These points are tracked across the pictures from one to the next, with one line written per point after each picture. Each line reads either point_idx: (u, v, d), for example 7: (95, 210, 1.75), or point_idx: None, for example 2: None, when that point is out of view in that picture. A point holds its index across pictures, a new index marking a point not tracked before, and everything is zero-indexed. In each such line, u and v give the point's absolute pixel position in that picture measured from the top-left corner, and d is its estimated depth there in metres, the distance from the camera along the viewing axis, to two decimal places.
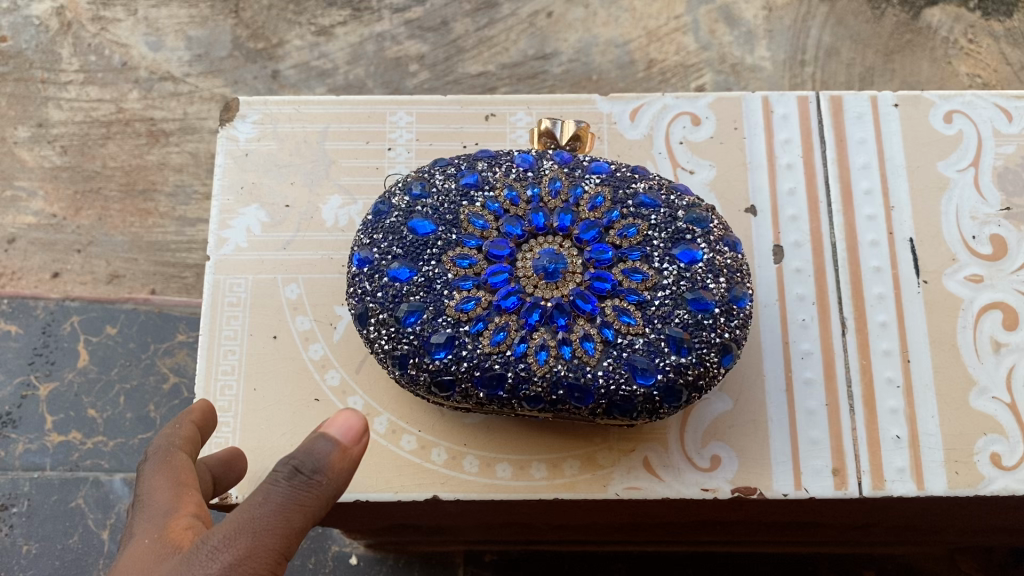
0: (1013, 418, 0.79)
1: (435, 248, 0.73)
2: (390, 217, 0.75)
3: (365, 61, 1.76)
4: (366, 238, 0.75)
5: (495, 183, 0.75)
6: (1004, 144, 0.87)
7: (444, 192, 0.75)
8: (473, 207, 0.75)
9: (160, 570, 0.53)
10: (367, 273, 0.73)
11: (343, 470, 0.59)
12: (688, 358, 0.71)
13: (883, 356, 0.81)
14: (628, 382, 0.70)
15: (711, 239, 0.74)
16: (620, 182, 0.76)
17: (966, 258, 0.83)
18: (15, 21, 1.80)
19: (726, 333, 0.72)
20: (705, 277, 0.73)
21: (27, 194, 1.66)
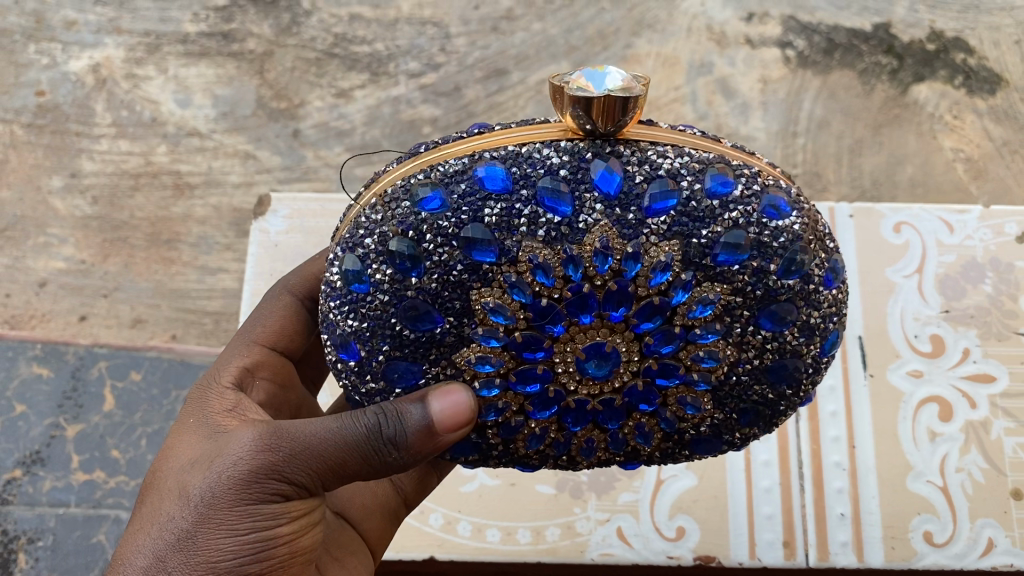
0: (944, 500, 0.91)
1: (444, 347, 0.64)
2: (376, 300, 0.62)
3: (382, 123, 1.84)
4: (343, 324, 0.63)
5: (518, 256, 0.60)
6: (945, 253, 1.03)
7: (447, 267, 0.61)
8: (493, 292, 0.61)
9: (215, 459, 0.63)
10: (354, 373, 0.65)
11: (425, 443, 0.61)
12: (754, 426, 0.70)
13: (832, 442, 0.95)
14: (688, 451, 0.72)
15: (807, 291, 0.63)
16: (694, 224, 0.60)
17: (909, 355, 0.98)
18: (53, 76, 1.88)
19: (806, 389, 0.68)
20: (794, 341, 0.64)
21: (59, 241, 1.74)
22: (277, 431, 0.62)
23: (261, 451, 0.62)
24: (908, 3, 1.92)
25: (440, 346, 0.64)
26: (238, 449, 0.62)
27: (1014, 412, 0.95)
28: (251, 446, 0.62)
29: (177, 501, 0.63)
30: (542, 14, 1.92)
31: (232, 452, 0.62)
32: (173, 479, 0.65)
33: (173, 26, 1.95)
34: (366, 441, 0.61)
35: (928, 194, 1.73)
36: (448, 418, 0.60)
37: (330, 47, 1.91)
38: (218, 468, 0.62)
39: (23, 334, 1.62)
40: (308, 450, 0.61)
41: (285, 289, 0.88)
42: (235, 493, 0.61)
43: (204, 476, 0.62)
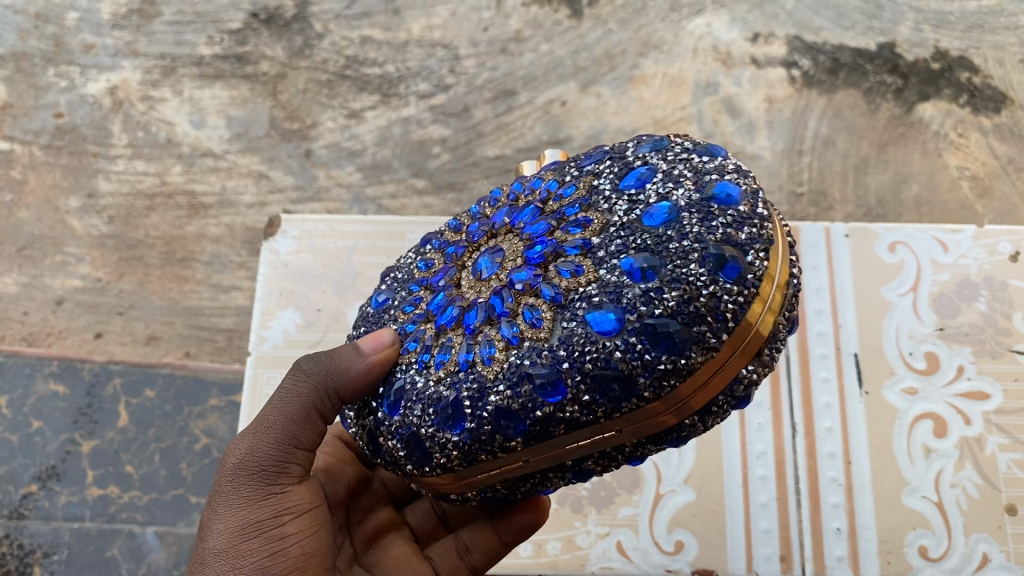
0: (939, 516, 0.95)
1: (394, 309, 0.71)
2: (364, 310, 0.75)
3: (392, 143, 1.88)
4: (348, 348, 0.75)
5: (446, 231, 0.74)
6: (940, 272, 1.07)
7: (404, 261, 0.75)
8: (423, 257, 0.72)
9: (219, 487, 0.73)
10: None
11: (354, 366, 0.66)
12: (657, 282, 0.54)
13: (828, 458, 1.00)
14: (590, 340, 0.55)
15: (670, 151, 0.61)
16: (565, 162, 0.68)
17: (903, 371, 1.02)
18: (71, 99, 1.92)
19: (709, 234, 0.54)
20: (658, 186, 0.59)
21: (75, 259, 1.78)
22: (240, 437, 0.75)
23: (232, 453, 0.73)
24: (912, 22, 1.92)
25: (388, 311, 0.71)
26: (227, 469, 0.73)
27: (1008, 429, 0.99)
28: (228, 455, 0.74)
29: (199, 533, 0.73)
30: (550, 36, 1.95)
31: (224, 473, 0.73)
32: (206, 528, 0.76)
33: (189, 50, 1.98)
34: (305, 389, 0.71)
35: (933, 214, 1.75)
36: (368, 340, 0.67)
37: (341, 68, 1.94)
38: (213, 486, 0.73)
39: (40, 351, 1.65)
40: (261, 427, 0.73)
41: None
42: (233, 501, 0.71)
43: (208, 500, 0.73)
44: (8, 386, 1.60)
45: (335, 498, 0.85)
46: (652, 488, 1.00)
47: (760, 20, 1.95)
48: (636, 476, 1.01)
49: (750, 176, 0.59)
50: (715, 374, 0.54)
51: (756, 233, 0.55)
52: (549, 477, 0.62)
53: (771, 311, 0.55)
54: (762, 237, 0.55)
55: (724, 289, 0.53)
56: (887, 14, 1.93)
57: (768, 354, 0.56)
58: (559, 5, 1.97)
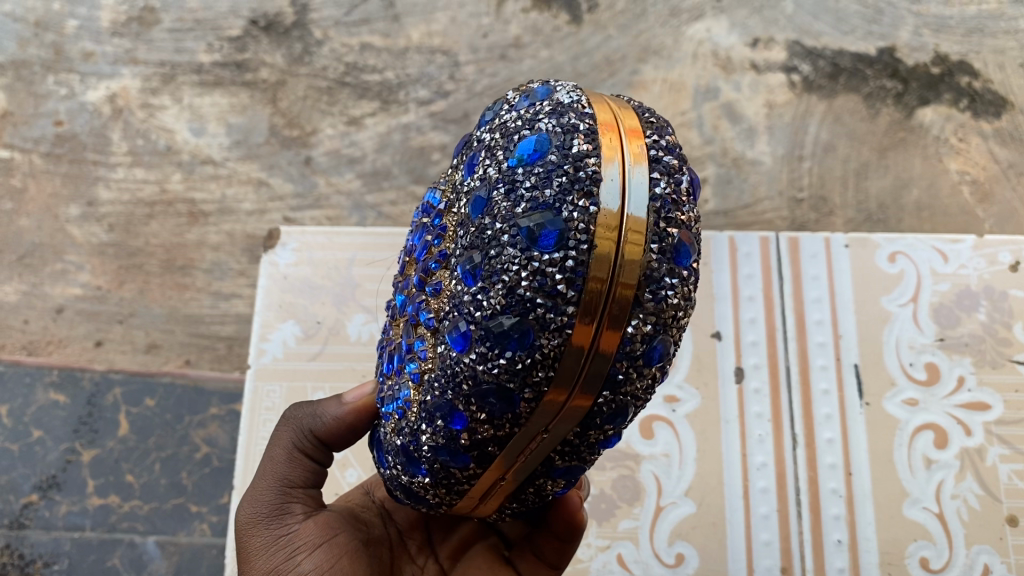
0: (939, 527, 1.00)
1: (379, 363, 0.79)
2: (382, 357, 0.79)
3: (392, 150, 1.88)
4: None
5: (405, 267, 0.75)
6: (940, 283, 1.12)
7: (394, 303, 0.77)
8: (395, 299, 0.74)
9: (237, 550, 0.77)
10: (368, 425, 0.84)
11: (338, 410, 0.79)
12: (482, 282, 0.51)
13: (829, 469, 1.05)
14: (453, 358, 0.53)
15: (492, 128, 0.57)
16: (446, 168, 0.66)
17: (904, 383, 1.07)
18: (71, 107, 1.92)
19: (517, 209, 0.50)
20: (482, 169, 0.55)
21: (75, 267, 1.78)
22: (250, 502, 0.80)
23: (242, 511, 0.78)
24: (912, 26, 1.92)
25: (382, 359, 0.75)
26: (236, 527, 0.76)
27: (1008, 439, 1.03)
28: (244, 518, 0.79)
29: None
30: (550, 42, 1.94)
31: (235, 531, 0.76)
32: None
33: (188, 57, 1.98)
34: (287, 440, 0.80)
35: (933, 219, 1.75)
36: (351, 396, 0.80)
37: (341, 75, 1.94)
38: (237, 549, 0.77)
39: (41, 360, 1.65)
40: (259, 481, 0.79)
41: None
42: (243, 551, 0.73)
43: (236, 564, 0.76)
44: (9, 396, 1.60)
45: (405, 522, 0.86)
46: (653, 501, 1.02)
47: (760, 24, 1.94)
48: (637, 488, 1.03)
49: (568, 110, 0.53)
50: (591, 337, 0.49)
51: (567, 181, 0.49)
52: (540, 483, 0.60)
53: (628, 243, 0.48)
54: (568, 186, 0.49)
55: (542, 261, 0.48)
56: (886, 18, 1.93)
57: (650, 297, 0.49)
58: (559, 10, 1.97)
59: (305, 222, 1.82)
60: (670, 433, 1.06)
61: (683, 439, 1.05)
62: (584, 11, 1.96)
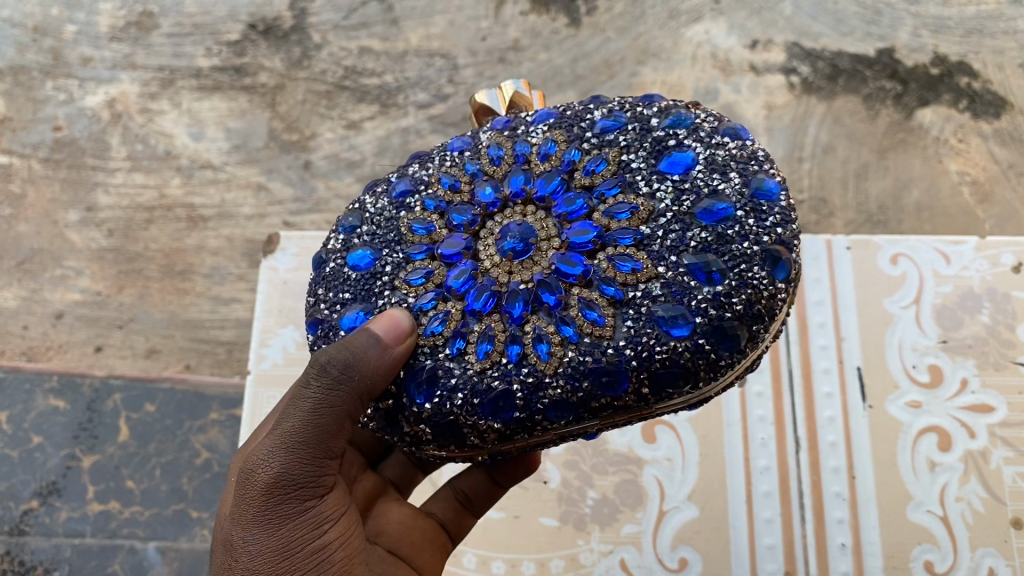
0: (943, 529, 1.00)
1: (384, 277, 0.69)
2: (329, 263, 0.72)
3: (392, 154, 1.87)
4: (310, 301, 0.73)
5: (428, 181, 0.72)
6: (942, 284, 1.12)
7: (379, 211, 0.72)
8: (413, 214, 0.71)
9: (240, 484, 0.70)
10: (323, 338, 0.71)
11: (377, 365, 0.64)
12: (722, 286, 0.61)
13: (832, 472, 1.05)
14: (661, 339, 0.61)
15: (700, 137, 0.66)
16: (571, 120, 0.71)
17: (907, 385, 1.07)
18: (70, 112, 1.92)
19: (761, 236, 0.62)
20: (707, 177, 0.64)
21: (75, 273, 1.77)
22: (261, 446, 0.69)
23: (268, 471, 0.68)
24: (912, 27, 1.91)
25: (380, 277, 0.70)
26: (250, 471, 0.69)
27: (1012, 442, 1.03)
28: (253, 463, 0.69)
29: (225, 551, 0.70)
30: (548, 44, 1.94)
31: (248, 473, 0.69)
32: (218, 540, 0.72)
33: (187, 61, 1.98)
34: (325, 392, 0.67)
35: (934, 219, 1.75)
36: (389, 332, 0.65)
37: (340, 79, 1.94)
38: (242, 499, 0.69)
39: (40, 366, 1.64)
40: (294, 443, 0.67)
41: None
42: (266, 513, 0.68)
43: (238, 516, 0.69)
44: (9, 402, 1.59)
45: None
46: (656, 505, 1.02)
47: (759, 27, 1.94)
48: (640, 492, 1.03)
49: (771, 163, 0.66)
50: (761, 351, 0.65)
51: (793, 231, 0.64)
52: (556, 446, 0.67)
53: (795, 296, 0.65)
54: (796, 239, 0.64)
55: (775, 289, 0.62)
56: (885, 19, 1.92)
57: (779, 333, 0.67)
58: (558, 13, 1.97)
59: (305, 226, 1.81)
60: (672, 437, 1.06)
61: (685, 442, 1.06)
62: (583, 13, 1.96)
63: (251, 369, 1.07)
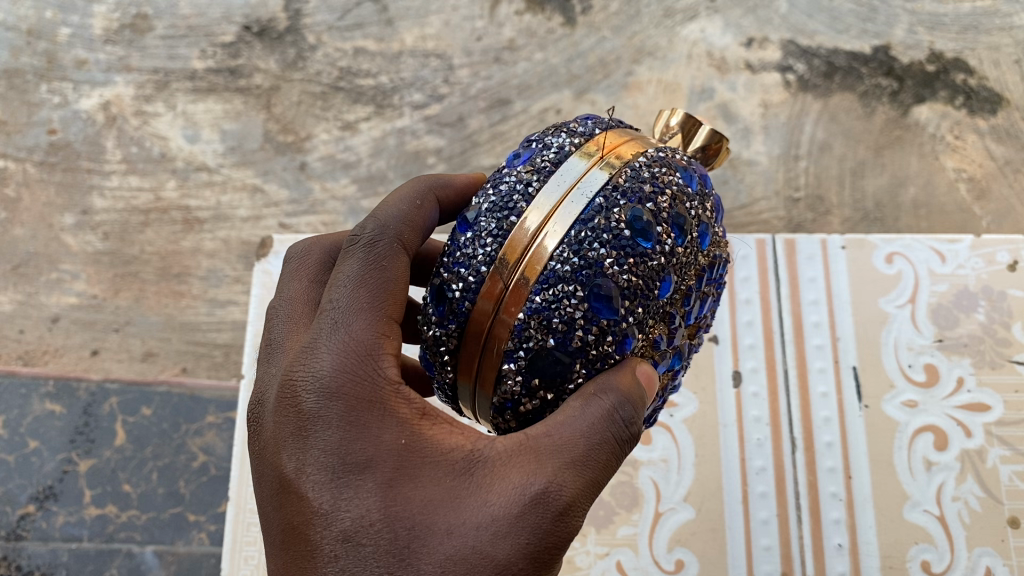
0: (939, 529, 1.00)
1: (654, 318, 0.59)
2: (653, 262, 0.56)
3: (387, 155, 1.87)
4: (620, 273, 0.55)
5: (711, 251, 0.63)
6: (937, 283, 1.12)
7: (692, 245, 0.60)
8: (694, 279, 0.62)
9: (514, 522, 0.53)
10: (596, 332, 0.55)
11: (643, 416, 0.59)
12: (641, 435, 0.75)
13: (829, 472, 1.04)
14: None
15: None
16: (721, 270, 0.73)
17: (904, 385, 1.07)
18: (65, 115, 1.91)
19: None
20: None
21: (71, 276, 1.77)
22: (571, 466, 0.55)
23: (576, 508, 0.55)
24: (907, 24, 1.90)
25: (653, 317, 0.58)
26: (541, 512, 0.53)
27: (1008, 440, 1.03)
28: (550, 481, 0.54)
29: (474, 570, 0.52)
30: (544, 44, 1.93)
31: (535, 514, 0.53)
32: (438, 538, 0.53)
33: (182, 64, 1.97)
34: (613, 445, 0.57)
35: (931, 216, 1.75)
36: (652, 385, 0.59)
37: (335, 80, 1.94)
38: (528, 521, 0.53)
39: (36, 370, 1.64)
40: (596, 484, 0.56)
41: (397, 240, 0.65)
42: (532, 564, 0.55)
43: (511, 537, 0.53)
44: (5, 406, 1.58)
45: None
46: (652, 506, 1.02)
47: (755, 24, 1.93)
48: (635, 495, 1.03)
49: None
50: None
51: None
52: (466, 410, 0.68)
53: None
54: None
55: None
56: (882, 16, 1.91)
57: None
58: (552, 13, 1.95)
59: (302, 228, 1.81)
60: (667, 438, 1.06)
61: (681, 443, 1.06)
62: (578, 13, 1.95)
63: (244, 374, 1.08)
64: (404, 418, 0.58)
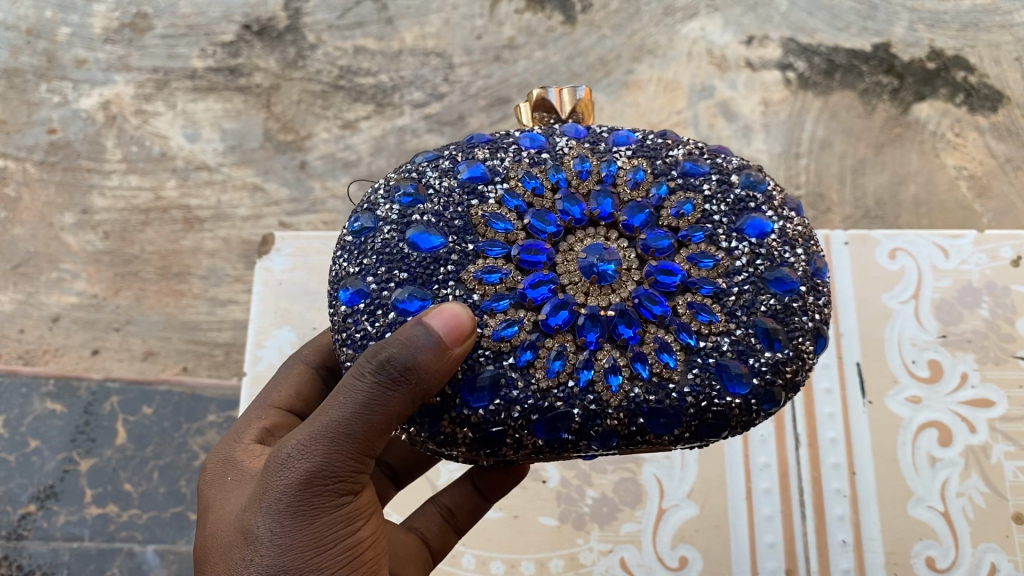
0: (944, 525, 1.00)
1: (449, 265, 0.63)
2: (381, 233, 0.64)
3: (387, 153, 1.86)
4: (350, 268, 0.64)
5: (508, 172, 0.66)
6: (941, 279, 1.12)
7: (444, 192, 0.65)
8: (489, 206, 0.65)
9: (258, 495, 0.61)
10: (365, 314, 0.62)
11: (440, 364, 0.58)
12: (783, 352, 0.62)
13: (833, 469, 1.04)
14: (719, 394, 0.61)
15: (774, 204, 0.66)
16: (652, 151, 0.68)
17: (907, 380, 1.07)
18: (64, 114, 1.91)
19: (817, 314, 0.64)
20: (781, 250, 0.65)
21: (71, 275, 1.76)
22: (301, 435, 0.61)
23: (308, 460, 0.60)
24: (907, 22, 1.91)
25: (445, 263, 0.63)
26: (275, 473, 0.61)
27: (1013, 436, 1.03)
28: (285, 445, 0.61)
29: (236, 541, 0.61)
30: (543, 42, 1.93)
31: (275, 474, 0.61)
32: (222, 529, 0.64)
33: (181, 63, 1.97)
34: (379, 394, 0.58)
35: (931, 214, 1.75)
36: (450, 330, 0.58)
37: (335, 79, 1.93)
38: (264, 486, 0.61)
39: (37, 370, 1.64)
40: (358, 439, 0.60)
41: (297, 360, 0.90)
42: (299, 512, 0.60)
43: (255, 505, 0.61)
44: (6, 406, 1.58)
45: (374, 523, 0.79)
46: (655, 503, 1.02)
47: (754, 22, 1.94)
48: (639, 490, 1.03)
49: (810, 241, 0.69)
50: None
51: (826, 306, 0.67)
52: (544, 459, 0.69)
53: None
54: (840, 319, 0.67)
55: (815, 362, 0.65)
56: (881, 14, 1.92)
57: None
58: (552, 12, 1.96)
59: (302, 226, 1.80)
60: None
61: None
62: (578, 11, 1.95)
63: (245, 372, 1.08)
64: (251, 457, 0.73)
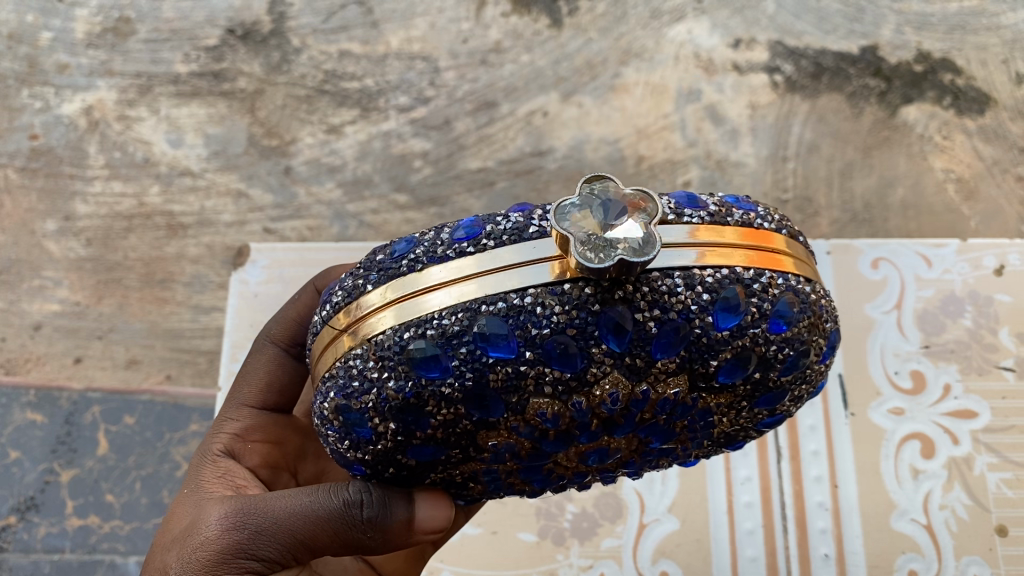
0: (926, 539, 1.02)
1: (454, 462, 0.66)
2: (378, 443, 0.63)
3: (373, 158, 1.84)
4: (347, 450, 0.65)
5: (524, 411, 0.60)
6: (924, 289, 1.17)
7: (449, 424, 0.61)
8: (501, 436, 0.62)
9: (187, 539, 0.71)
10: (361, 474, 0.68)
11: (400, 530, 0.68)
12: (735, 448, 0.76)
13: (815, 482, 1.07)
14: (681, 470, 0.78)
15: (798, 380, 0.66)
16: (701, 355, 0.60)
17: (889, 393, 1.10)
18: (47, 120, 1.89)
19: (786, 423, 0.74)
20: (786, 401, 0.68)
21: (53, 283, 1.74)
22: (249, 510, 0.70)
23: (243, 537, 0.69)
24: (895, 24, 1.90)
25: (450, 463, 0.66)
26: (207, 532, 0.70)
27: (996, 447, 1.07)
28: (230, 510, 0.71)
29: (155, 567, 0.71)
30: (530, 46, 1.92)
31: (208, 531, 0.70)
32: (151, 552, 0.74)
33: (165, 67, 1.95)
34: (334, 521, 0.68)
35: (919, 218, 1.72)
36: (429, 520, 0.68)
37: (320, 83, 1.92)
38: (193, 537, 0.70)
39: (17, 378, 1.62)
40: (295, 539, 0.69)
41: (266, 341, 0.94)
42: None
43: (178, 551, 0.70)
44: None
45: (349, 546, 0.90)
46: (637, 518, 1.05)
47: (742, 25, 1.93)
48: (620, 506, 1.05)
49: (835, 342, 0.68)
50: None
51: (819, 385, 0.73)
52: None
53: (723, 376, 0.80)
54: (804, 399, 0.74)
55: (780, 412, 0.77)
56: (869, 17, 1.91)
57: None
58: (539, 14, 1.94)
59: (286, 232, 1.77)
60: None
61: None
62: (565, 14, 1.94)
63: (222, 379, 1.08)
64: (211, 480, 0.82)
